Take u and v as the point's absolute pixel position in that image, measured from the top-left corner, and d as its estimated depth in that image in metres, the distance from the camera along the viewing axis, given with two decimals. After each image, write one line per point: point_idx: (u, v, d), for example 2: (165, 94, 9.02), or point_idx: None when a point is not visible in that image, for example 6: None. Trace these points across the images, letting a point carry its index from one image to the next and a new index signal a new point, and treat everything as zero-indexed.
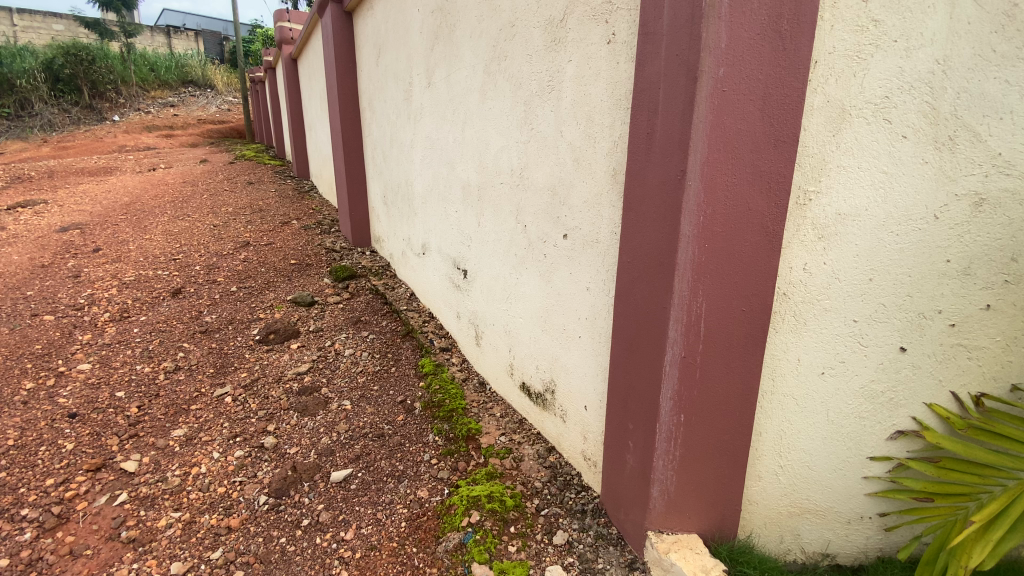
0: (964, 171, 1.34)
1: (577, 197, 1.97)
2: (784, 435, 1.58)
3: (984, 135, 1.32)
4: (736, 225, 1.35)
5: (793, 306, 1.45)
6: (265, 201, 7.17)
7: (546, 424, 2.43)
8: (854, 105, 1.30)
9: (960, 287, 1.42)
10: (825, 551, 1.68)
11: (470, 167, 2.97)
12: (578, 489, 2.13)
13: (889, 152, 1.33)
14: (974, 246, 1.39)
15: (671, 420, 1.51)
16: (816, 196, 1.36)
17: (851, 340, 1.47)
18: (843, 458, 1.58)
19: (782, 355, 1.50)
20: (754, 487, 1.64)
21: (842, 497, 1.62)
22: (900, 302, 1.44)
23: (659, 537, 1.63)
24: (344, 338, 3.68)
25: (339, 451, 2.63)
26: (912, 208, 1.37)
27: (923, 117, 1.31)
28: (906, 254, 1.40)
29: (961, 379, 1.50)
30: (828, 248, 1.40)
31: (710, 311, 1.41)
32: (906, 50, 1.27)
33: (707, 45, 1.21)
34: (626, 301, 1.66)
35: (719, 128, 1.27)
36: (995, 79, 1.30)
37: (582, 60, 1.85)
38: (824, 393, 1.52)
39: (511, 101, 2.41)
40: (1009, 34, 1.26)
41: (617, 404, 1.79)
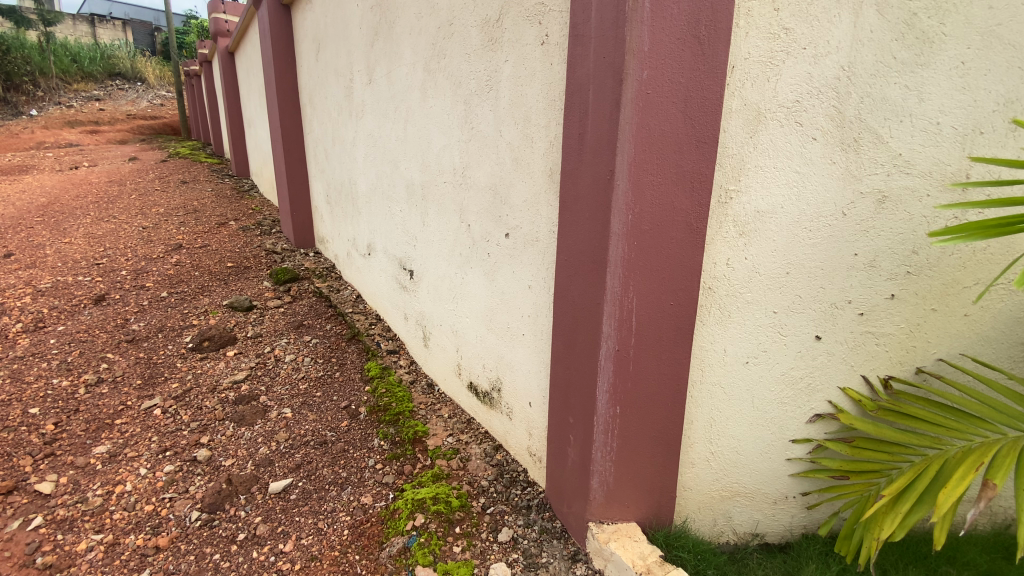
0: (868, 171, 1.45)
1: (517, 196, 1.97)
2: (714, 422, 1.65)
3: (885, 137, 1.43)
4: (662, 223, 1.40)
5: (718, 299, 1.53)
6: (201, 201, 6.80)
7: (493, 422, 2.43)
8: (769, 108, 1.38)
9: (867, 279, 1.54)
10: (755, 531, 1.78)
11: (413, 165, 2.93)
12: (523, 486, 2.15)
13: (801, 153, 1.42)
14: (878, 241, 1.50)
15: (608, 412, 1.56)
16: (736, 194, 1.44)
17: (772, 330, 1.56)
18: (767, 442, 1.68)
19: (710, 346, 1.58)
20: (688, 474, 1.71)
21: (768, 479, 1.72)
22: (814, 294, 1.54)
23: (600, 527, 1.68)
24: (285, 344, 3.54)
25: (278, 461, 2.53)
26: (823, 205, 1.46)
27: (830, 121, 1.40)
28: (819, 249, 1.50)
29: (870, 364, 1.62)
30: (749, 243, 1.48)
31: (641, 305, 1.47)
32: (813, 57, 1.35)
33: (631, 48, 1.26)
34: (564, 298, 1.70)
35: (644, 129, 1.32)
36: (895, 84, 1.39)
37: (518, 60, 1.87)
38: (748, 381, 1.61)
39: (451, 100, 2.39)
40: (906, 43, 1.37)
41: (558, 399, 1.82)
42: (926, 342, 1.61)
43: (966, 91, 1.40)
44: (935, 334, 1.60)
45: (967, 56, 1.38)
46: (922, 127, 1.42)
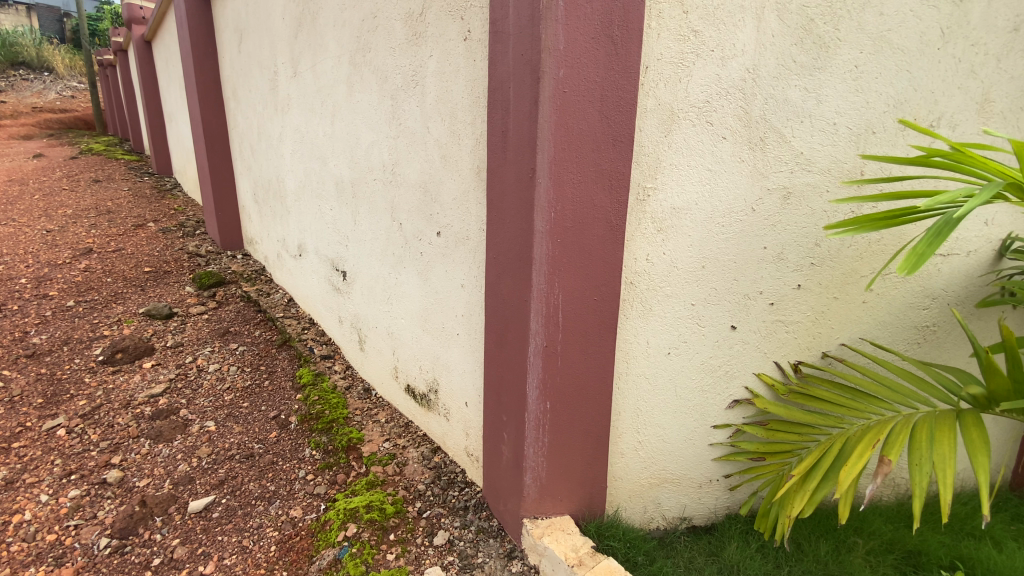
0: (774, 169, 1.53)
1: (446, 194, 1.93)
2: (640, 413, 1.70)
3: (788, 137, 1.51)
4: (584, 220, 1.42)
5: (640, 293, 1.57)
6: (115, 201, 6.27)
7: (431, 424, 2.39)
8: (682, 108, 1.43)
9: (776, 271, 1.63)
10: (683, 515, 1.84)
11: (341, 162, 2.82)
12: (461, 487, 2.12)
13: (713, 152, 1.48)
14: (785, 235, 1.60)
15: (538, 408, 1.57)
16: (653, 192, 1.48)
17: (691, 321, 1.63)
18: (691, 429, 1.75)
19: (634, 339, 1.62)
20: (618, 464, 1.75)
21: (693, 464, 1.79)
22: (728, 286, 1.62)
23: (534, 523, 1.68)
24: (209, 353, 3.32)
25: (200, 478, 2.37)
26: (734, 202, 1.54)
27: (739, 121, 1.47)
28: (731, 244, 1.57)
29: (781, 350, 1.72)
30: (666, 239, 1.53)
31: (566, 301, 1.49)
32: (721, 59, 1.41)
33: (546, 47, 1.27)
34: (493, 296, 1.69)
35: (563, 127, 1.33)
36: (796, 87, 1.48)
37: (441, 55, 1.84)
38: (671, 371, 1.68)
39: (378, 95, 2.32)
40: (806, 47, 1.45)
41: (491, 397, 1.81)
42: (830, 328, 1.73)
43: (858, 93, 1.51)
44: (837, 320, 1.73)
45: (860, 60, 1.49)
46: (821, 127, 1.52)
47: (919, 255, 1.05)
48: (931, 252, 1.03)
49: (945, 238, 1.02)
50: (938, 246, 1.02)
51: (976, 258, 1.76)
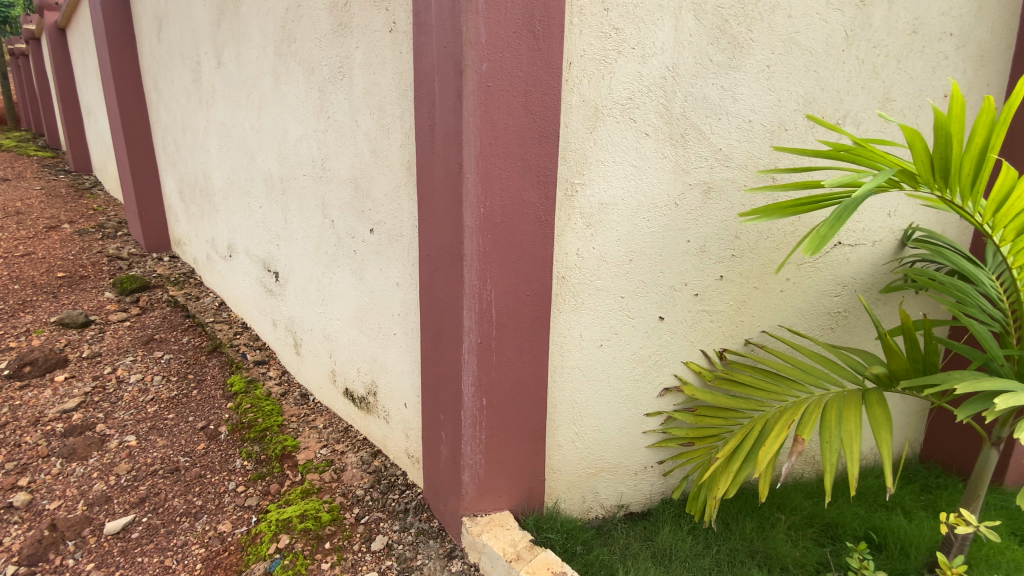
0: (695, 165, 1.59)
1: (377, 189, 1.88)
2: (576, 405, 1.73)
3: (708, 133, 1.57)
4: (513, 215, 1.42)
5: (571, 287, 1.59)
6: (24, 201, 5.70)
7: (371, 428, 2.31)
8: (606, 104, 1.46)
9: (700, 263, 1.70)
10: (620, 503, 1.88)
11: (270, 157, 2.69)
12: (402, 489, 2.07)
13: (637, 148, 1.52)
14: (707, 228, 1.67)
15: (474, 405, 1.56)
16: (581, 187, 1.50)
17: (621, 313, 1.67)
18: (625, 418, 1.80)
19: (568, 332, 1.64)
20: (556, 456, 1.77)
21: (628, 452, 1.84)
22: (655, 278, 1.67)
23: (474, 521, 1.67)
24: (130, 362, 3.09)
25: (119, 497, 2.21)
26: (659, 196, 1.59)
27: (661, 118, 1.52)
28: (656, 237, 1.62)
29: (707, 339, 1.80)
30: (595, 234, 1.56)
31: (498, 297, 1.48)
32: (642, 57, 1.45)
33: (468, 40, 1.26)
34: (427, 293, 1.65)
35: (488, 122, 1.32)
36: (714, 85, 1.53)
37: (368, 47, 1.78)
38: (604, 362, 1.71)
39: (305, 88, 2.22)
40: (721, 47, 1.51)
41: (428, 397, 1.78)
42: (751, 317, 1.83)
43: (771, 92, 1.59)
44: (758, 309, 1.82)
45: (772, 60, 1.56)
46: (737, 124, 1.59)
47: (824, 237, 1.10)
48: (833, 234, 1.09)
49: (844, 222, 1.07)
50: (838, 229, 1.08)
51: (881, 248, 1.89)
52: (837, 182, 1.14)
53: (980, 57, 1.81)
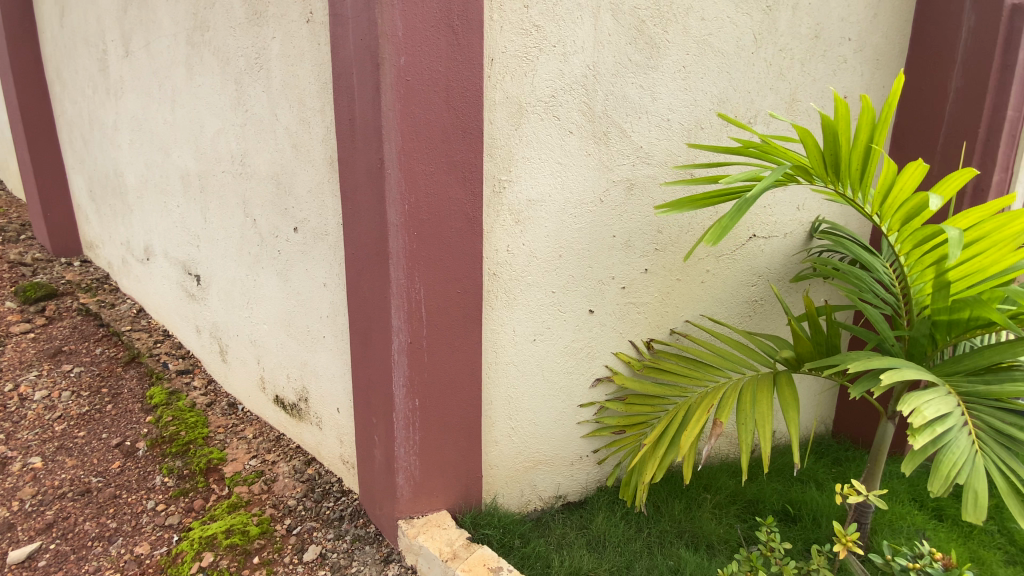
0: (618, 162, 1.63)
1: (300, 186, 1.81)
2: (511, 400, 1.73)
3: (628, 131, 1.62)
4: (439, 212, 1.39)
5: (503, 284, 1.59)
6: None
7: (304, 435, 2.23)
8: (529, 102, 1.47)
9: (625, 257, 1.75)
10: (558, 493, 1.91)
11: (186, 153, 2.52)
12: (337, 497, 2.01)
13: (561, 145, 1.54)
14: (631, 223, 1.72)
15: (406, 407, 1.52)
16: (508, 183, 1.50)
17: (551, 308, 1.69)
18: (560, 410, 1.83)
19: (501, 328, 1.64)
20: (492, 452, 1.77)
21: (563, 443, 1.87)
22: (584, 273, 1.70)
23: (409, 524, 1.63)
24: (34, 378, 2.82)
25: (22, 524, 2.02)
26: (584, 193, 1.62)
27: (583, 116, 1.54)
28: (583, 233, 1.65)
29: (635, 330, 1.86)
30: (525, 230, 1.56)
31: (428, 295, 1.44)
32: (563, 55, 1.47)
33: (383, 33, 1.23)
34: (354, 293, 1.60)
35: (409, 117, 1.30)
36: (633, 84, 1.58)
37: (284, 38, 1.71)
38: (537, 356, 1.73)
39: (221, 79, 2.10)
40: (639, 47, 1.56)
41: (360, 400, 1.72)
42: (676, 307, 1.90)
43: (687, 92, 1.66)
44: (682, 300, 1.90)
45: (687, 61, 1.62)
46: (656, 123, 1.64)
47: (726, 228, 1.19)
48: (732, 225, 1.17)
49: (744, 214, 1.16)
50: (739, 220, 1.16)
51: (792, 239, 2.02)
52: (739, 177, 1.22)
53: (874, 62, 1.90)
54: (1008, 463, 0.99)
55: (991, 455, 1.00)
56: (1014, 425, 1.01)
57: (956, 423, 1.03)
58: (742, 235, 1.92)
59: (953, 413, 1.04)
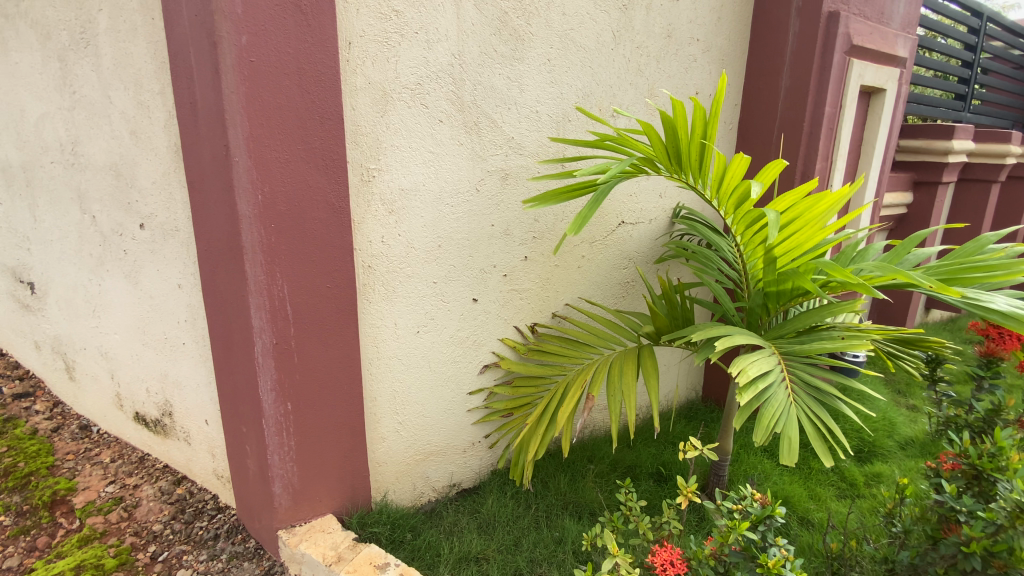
0: (490, 151, 1.64)
1: (143, 177, 1.63)
2: (397, 395, 1.68)
3: (499, 122, 1.64)
4: (300, 203, 1.32)
5: (380, 277, 1.52)
6: None
7: (172, 453, 2.03)
8: (393, 89, 1.43)
9: (504, 245, 1.77)
10: (451, 482, 1.90)
11: (5, 141, 2.17)
12: (212, 514, 1.87)
13: (432, 134, 1.51)
14: (508, 213, 1.74)
15: (277, 412, 1.42)
16: (377, 172, 1.45)
17: (434, 299, 1.65)
18: (449, 400, 1.81)
19: (381, 323, 1.57)
20: (380, 449, 1.71)
21: (454, 433, 1.86)
22: (465, 262, 1.69)
23: (290, 533, 1.53)
24: None
25: None
26: (459, 182, 1.60)
27: (452, 105, 1.53)
28: (461, 222, 1.64)
29: (519, 316, 1.91)
30: (399, 220, 1.52)
31: (292, 291, 1.36)
32: (426, 42, 1.45)
33: (219, 9, 1.14)
34: (212, 293, 1.47)
35: (256, 101, 1.21)
36: (500, 75, 1.60)
37: (113, 11, 1.52)
38: (423, 348, 1.68)
39: (40, 56, 1.82)
40: (503, 38, 1.58)
41: (228, 409, 1.59)
42: (556, 292, 1.98)
43: (554, 85, 1.71)
44: (561, 285, 1.98)
45: (551, 55, 1.68)
46: (525, 114, 1.68)
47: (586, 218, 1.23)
48: (591, 215, 1.22)
49: (599, 205, 1.22)
50: (595, 211, 1.22)
51: (656, 225, 2.19)
52: (593, 168, 1.28)
53: (721, 61, 2.10)
54: (816, 412, 1.13)
55: (802, 405, 1.13)
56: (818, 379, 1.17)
57: (776, 379, 1.17)
58: (612, 222, 2.04)
59: (774, 370, 1.18)
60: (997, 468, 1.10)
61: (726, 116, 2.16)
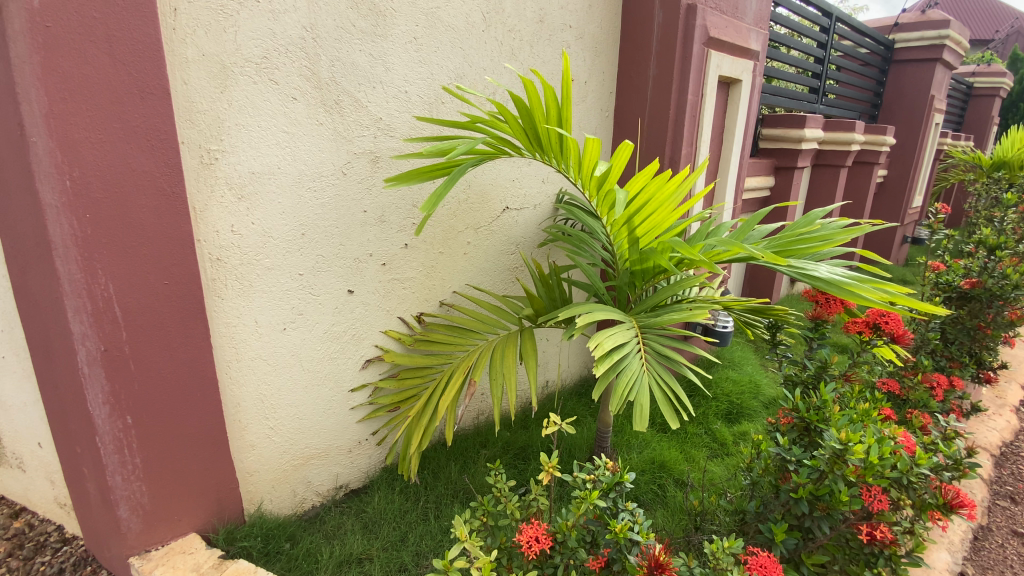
0: (356, 133, 1.55)
1: None
2: (264, 398, 1.55)
3: (363, 101, 1.54)
4: (122, 189, 1.17)
5: (232, 270, 1.39)
6: None
7: (4, 483, 1.75)
8: (233, 62, 1.30)
9: (380, 232, 1.68)
10: (337, 484, 1.80)
11: None
12: (56, 547, 1.63)
13: (284, 112, 1.40)
14: (382, 198, 1.66)
15: (113, 427, 1.26)
16: (220, 154, 1.32)
17: (302, 292, 1.55)
18: (328, 400, 1.70)
19: (237, 320, 1.44)
20: (249, 458, 1.57)
21: (337, 433, 1.75)
22: (334, 251, 1.59)
23: (144, 559, 1.37)
24: None
25: None
26: (321, 165, 1.50)
27: (307, 82, 1.42)
28: (327, 209, 1.54)
29: (403, 306, 1.82)
30: (252, 207, 1.39)
31: (121, 290, 1.21)
32: (271, 13, 1.33)
33: None
34: (24, 297, 1.26)
35: (55, 71, 1.05)
36: (361, 52, 1.50)
37: None
38: (292, 346, 1.57)
39: None
40: (362, 12, 1.48)
41: (59, 428, 1.39)
42: (442, 280, 1.92)
43: (423, 64, 1.64)
44: (447, 272, 1.93)
45: (417, 33, 1.60)
46: (393, 94, 1.60)
47: (439, 198, 1.26)
48: (444, 194, 1.25)
49: (453, 184, 1.24)
50: (450, 189, 1.24)
51: (541, 210, 2.22)
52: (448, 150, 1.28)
53: (594, 49, 2.14)
54: (665, 379, 1.25)
55: (654, 372, 1.25)
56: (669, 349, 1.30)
57: (630, 350, 1.28)
58: (496, 208, 2.02)
59: (629, 343, 1.29)
60: (822, 419, 1.25)
61: (602, 102, 2.26)
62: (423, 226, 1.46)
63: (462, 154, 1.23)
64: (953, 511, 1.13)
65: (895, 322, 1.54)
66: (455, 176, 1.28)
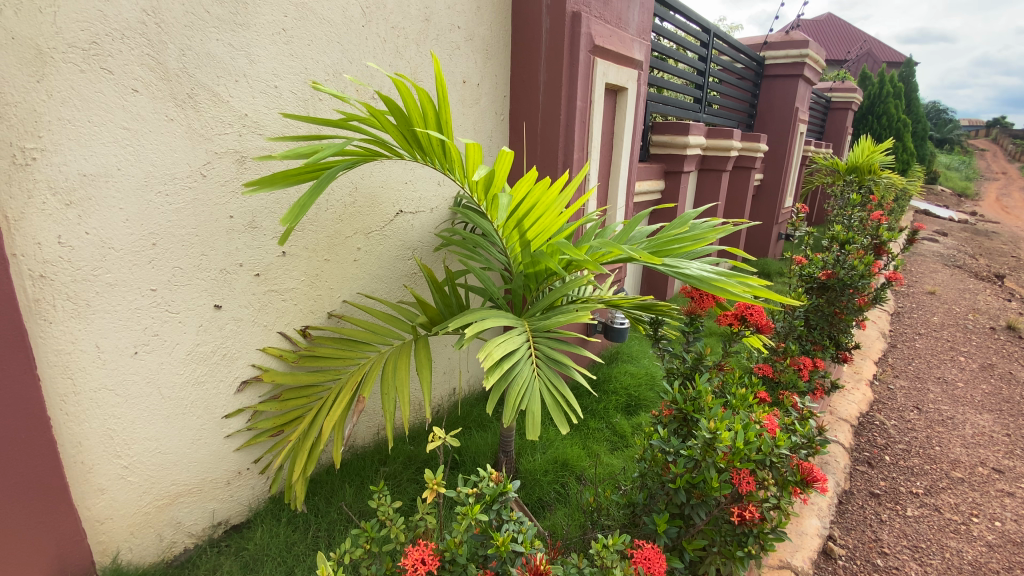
0: (216, 131, 1.41)
1: None
2: (114, 434, 1.35)
3: (224, 96, 1.40)
4: None
5: (62, 289, 1.20)
6: None
7: None
8: (52, 47, 1.11)
9: (252, 240, 1.54)
10: (213, 521, 1.62)
11: None
12: None
13: (122, 107, 1.23)
14: (250, 202, 1.51)
15: None
16: (39, 154, 1.13)
17: (157, 310, 1.37)
18: (196, 429, 1.52)
19: (72, 346, 1.24)
20: (98, 504, 1.35)
21: (211, 464, 1.58)
22: (195, 263, 1.42)
23: None
24: None
25: None
26: (173, 166, 1.34)
27: (152, 72, 1.26)
28: (184, 215, 1.38)
29: (283, 320, 1.68)
30: (83, 215, 1.21)
31: None
32: None
33: None
34: None
35: None
36: (217, 41, 1.36)
37: None
38: (146, 372, 1.38)
39: None
40: None
41: None
42: (329, 289, 1.81)
43: (294, 58, 1.53)
44: (335, 280, 1.81)
45: (286, 24, 1.48)
46: (261, 89, 1.47)
47: (302, 209, 1.17)
48: (308, 205, 1.16)
49: (319, 194, 1.17)
50: (315, 200, 1.16)
51: (437, 213, 2.16)
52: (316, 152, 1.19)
53: (484, 50, 2.13)
54: (555, 384, 1.28)
55: (544, 377, 1.28)
56: (555, 352, 1.32)
57: (522, 356, 1.30)
58: (388, 212, 1.94)
59: (520, 349, 1.30)
60: (696, 409, 1.35)
61: (495, 105, 2.26)
62: (289, 237, 1.26)
63: (330, 156, 1.14)
64: (809, 485, 1.26)
65: (758, 314, 1.68)
66: (322, 182, 1.20)
